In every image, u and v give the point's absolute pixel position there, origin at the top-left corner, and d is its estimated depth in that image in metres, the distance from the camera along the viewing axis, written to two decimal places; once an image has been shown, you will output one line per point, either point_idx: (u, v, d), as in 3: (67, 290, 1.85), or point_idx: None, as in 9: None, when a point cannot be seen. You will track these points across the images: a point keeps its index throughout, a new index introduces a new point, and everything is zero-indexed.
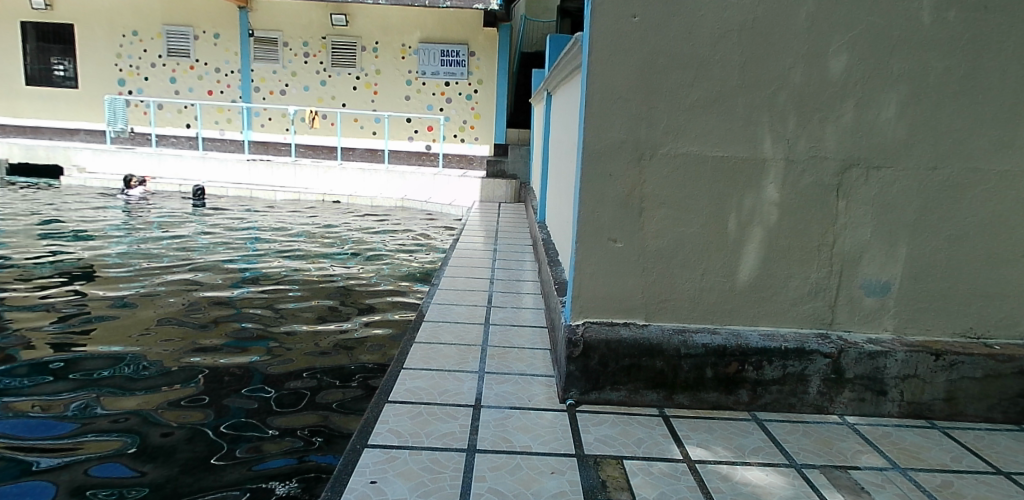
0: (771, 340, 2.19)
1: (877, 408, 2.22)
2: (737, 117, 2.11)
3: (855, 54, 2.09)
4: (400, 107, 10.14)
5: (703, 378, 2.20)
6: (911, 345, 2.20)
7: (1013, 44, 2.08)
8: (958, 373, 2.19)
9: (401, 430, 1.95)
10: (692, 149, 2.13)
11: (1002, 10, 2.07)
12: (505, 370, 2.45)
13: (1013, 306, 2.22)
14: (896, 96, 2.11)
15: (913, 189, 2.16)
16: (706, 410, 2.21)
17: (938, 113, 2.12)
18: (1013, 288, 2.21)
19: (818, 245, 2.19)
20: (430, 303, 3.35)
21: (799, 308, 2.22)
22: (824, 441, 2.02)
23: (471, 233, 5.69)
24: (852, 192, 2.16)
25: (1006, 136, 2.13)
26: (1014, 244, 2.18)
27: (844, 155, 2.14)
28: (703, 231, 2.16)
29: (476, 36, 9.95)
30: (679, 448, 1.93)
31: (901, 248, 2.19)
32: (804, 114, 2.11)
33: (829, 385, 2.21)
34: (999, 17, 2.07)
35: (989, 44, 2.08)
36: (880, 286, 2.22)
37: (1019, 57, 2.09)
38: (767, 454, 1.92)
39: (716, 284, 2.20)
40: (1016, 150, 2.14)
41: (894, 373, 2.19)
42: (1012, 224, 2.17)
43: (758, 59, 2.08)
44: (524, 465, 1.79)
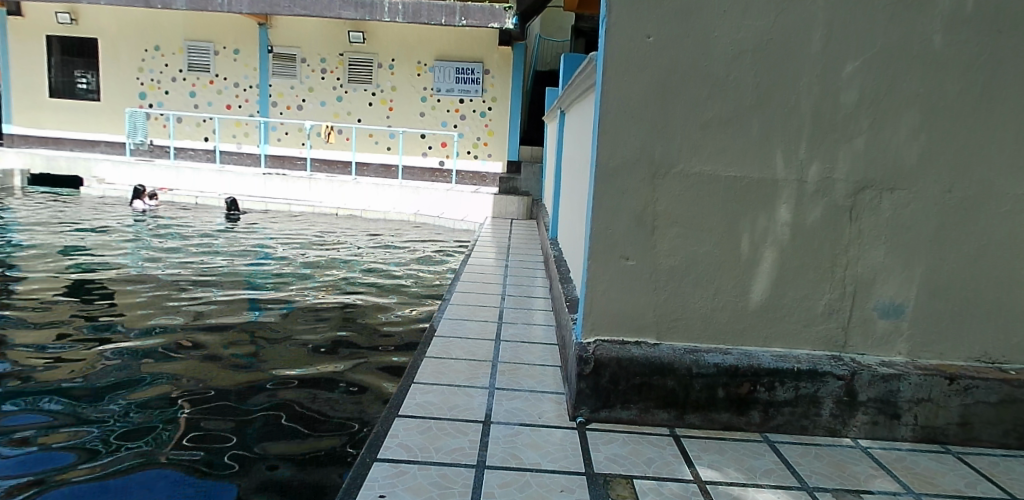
0: (783, 361, 2.17)
1: (891, 432, 2.20)
2: (750, 137, 2.12)
3: (868, 77, 2.10)
4: (414, 122, 10.23)
5: (714, 397, 2.19)
6: (925, 368, 2.18)
7: None
8: (973, 397, 2.16)
9: (411, 444, 1.95)
10: (704, 169, 2.14)
11: (1017, 34, 2.07)
12: (515, 386, 2.45)
13: None
14: (910, 119, 2.12)
15: (927, 211, 2.15)
16: (717, 430, 2.20)
17: (952, 137, 2.12)
18: None
19: (831, 266, 2.18)
20: (441, 318, 3.36)
21: (812, 330, 2.21)
22: (836, 464, 2.00)
23: (484, 249, 5.71)
24: (865, 214, 2.16)
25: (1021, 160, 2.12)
26: None
27: (857, 177, 2.14)
28: (716, 251, 2.17)
29: (492, 54, 10.04)
30: (689, 468, 1.92)
31: (914, 270, 2.18)
32: (817, 135, 2.12)
33: (842, 408, 2.19)
34: (1015, 41, 2.07)
35: (1003, 69, 2.08)
36: (893, 308, 2.20)
37: None
38: (778, 476, 1.91)
39: (728, 303, 2.19)
40: None
41: (908, 396, 2.17)
42: None
43: (771, 81, 2.10)
44: (533, 482, 1.79)
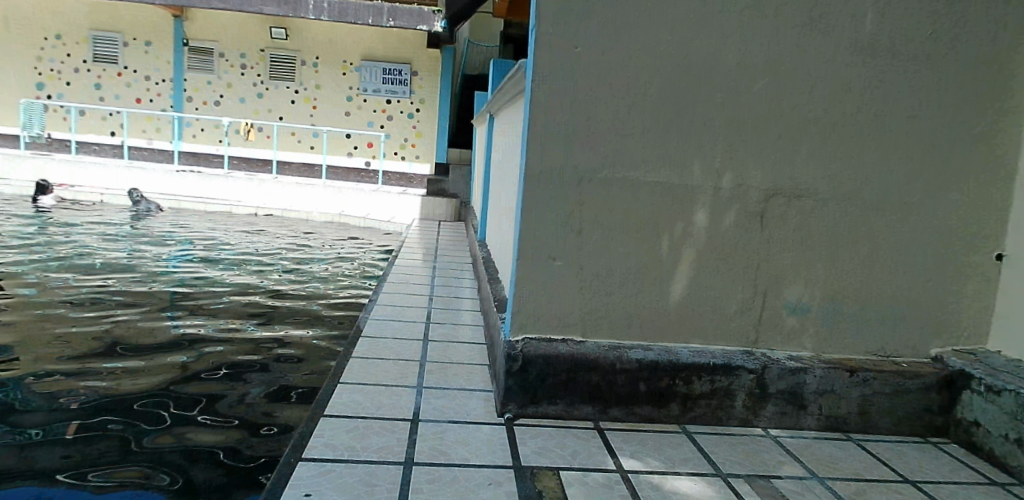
0: (700, 356, 2.28)
1: (798, 421, 2.34)
2: (671, 145, 2.22)
3: (778, 92, 2.24)
4: (339, 122, 10.03)
5: (636, 392, 2.26)
6: (828, 362, 2.35)
7: (917, 90, 2.29)
8: (870, 388, 2.34)
9: (338, 443, 1.92)
10: (628, 174, 2.22)
11: (906, 59, 2.28)
12: (443, 385, 2.45)
13: (913, 327, 2.42)
14: (815, 132, 2.27)
15: (831, 217, 2.32)
16: (640, 423, 2.28)
17: (851, 149, 2.29)
18: (912, 312, 2.41)
19: (745, 267, 2.31)
20: (367, 318, 3.32)
21: (727, 327, 2.33)
22: (748, 452, 2.12)
23: (410, 250, 5.67)
24: (774, 220, 2.30)
25: (911, 173, 2.33)
26: (917, 270, 2.38)
27: (768, 185, 2.28)
28: (639, 252, 2.25)
29: (419, 55, 9.99)
30: (613, 459, 1.98)
31: (819, 271, 2.34)
32: (732, 145, 2.24)
33: (754, 400, 2.31)
34: (905, 65, 2.28)
35: (896, 89, 2.28)
36: (800, 307, 2.36)
37: (921, 102, 2.30)
38: (695, 464, 2.00)
39: (650, 302, 2.28)
40: (919, 186, 2.35)
41: (812, 388, 2.32)
42: (915, 253, 2.37)
43: (690, 93, 2.20)
44: (461, 477, 1.80)
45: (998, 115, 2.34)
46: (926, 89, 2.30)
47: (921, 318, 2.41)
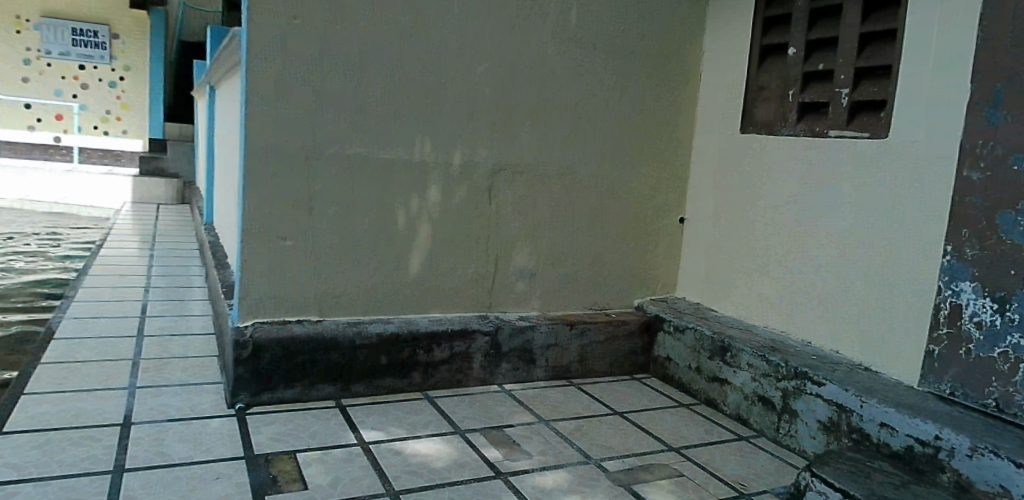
0: (438, 324, 2.36)
1: (530, 374, 2.55)
2: (399, 124, 2.24)
3: (497, 76, 2.38)
4: (17, 90, 8.45)
5: (378, 365, 2.26)
6: (553, 319, 2.61)
7: (609, 76, 2.64)
8: (588, 338, 2.66)
9: (23, 461, 1.62)
10: (357, 151, 2.18)
11: (601, 49, 2.60)
12: (163, 382, 2.19)
13: (617, 285, 2.83)
14: (532, 113, 2.48)
15: (548, 189, 2.57)
16: (383, 395, 2.27)
17: (562, 130, 2.56)
18: (615, 269, 2.81)
19: (477, 237, 2.44)
20: (62, 318, 2.81)
21: (463, 295, 2.46)
22: (485, 408, 2.25)
23: (119, 237, 4.97)
24: (502, 193, 2.47)
25: (609, 150, 2.70)
26: (617, 231, 2.78)
27: (494, 161, 2.43)
28: (373, 228, 2.24)
29: (120, 17, 8.70)
30: (353, 433, 1.96)
31: (542, 238, 2.59)
32: (459, 125, 2.34)
33: (490, 359, 2.46)
34: (599, 55, 2.60)
35: (594, 75, 2.60)
36: (528, 272, 2.58)
37: (613, 88, 2.66)
38: (436, 425, 2.07)
39: (387, 276, 2.30)
40: (617, 160, 2.73)
41: (541, 343, 2.55)
42: (615, 219, 2.77)
43: (415, 72, 2.23)
44: (184, 476, 1.64)
45: (675, 103, 2.84)
46: (617, 77, 2.66)
47: (621, 275, 2.83)
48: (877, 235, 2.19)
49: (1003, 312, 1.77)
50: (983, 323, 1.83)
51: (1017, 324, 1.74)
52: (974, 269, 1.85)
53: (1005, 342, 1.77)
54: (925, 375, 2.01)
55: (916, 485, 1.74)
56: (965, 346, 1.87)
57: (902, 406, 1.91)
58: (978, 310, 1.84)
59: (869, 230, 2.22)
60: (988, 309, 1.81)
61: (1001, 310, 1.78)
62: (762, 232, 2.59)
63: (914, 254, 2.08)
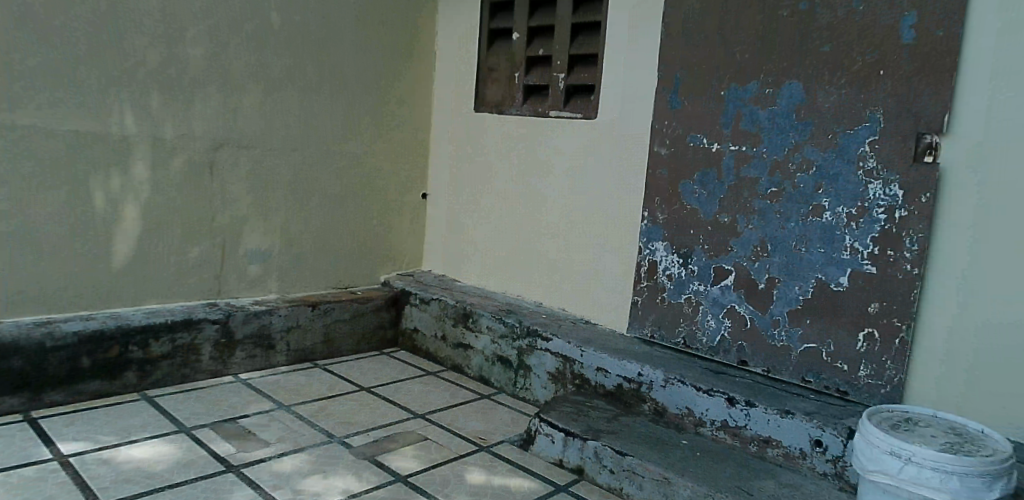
0: (154, 318, 2.84)
1: (269, 360, 3.23)
2: (91, 90, 2.66)
3: (208, 49, 2.99)
4: None
5: (78, 366, 2.62)
6: (294, 303, 3.34)
7: (311, 49, 3.39)
8: (331, 317, 3.46)
9: None
10: (38, 122, 2.55)
11: (305, 34, 3.35)
12: None
13: (351, 263, 3.73)
14: (252, 90, 3.18)
15: (275, 161, 3.31)
16: (90, 398, 2.66)
17: (285, 108, 3.32)
18: (347, 247, 3.70)
19: (199, 215, 3.06)
20: None
21: (185, 284, 3.05)
22: (214, 402, 2.76)
23: None
24: (222, 169, 3.11)
25: (329, 133, 3.52)
26: (340, 192, 3.61)
27: (213, 137, 3.06)
28: (67, 199, 2.65)
29: None
30: (46, 447, 2.24)
31: (272, 214, 3.34)
32: (167, 94, 2.89)
33: (220, 349, 3.04)
34: (305, 35, 3.35)
35: (303, 56, 3.36)
36: (260, 254, 3.32)
37: (319, 61, 3.42)
38: (153, 427, 2.46)
39: (92, 269, 2.74)
40: (339, 145, 3.58)
41: (279, 327, 3.24)
42: (342, 200, 3.63)
43: (108, 42, 2.69)
44: None
45: (390, 103, 3.79)
46: (324, 58, 3.45)
47: (350, 254, 3.72)
48: (588, 207, 3.26)
49: (686, 265, 2.90)
50: (672, 275, 2.94)
51: (696, 275, 2.87)
52: (663, 231, 2.97)
53: (690, 288, 2.89)
54: (631, 323, 3.11)
55: (623, 415, 2.73)
56: (660, 294, 2.99)
57: (610, 350, 2.90)
58: (669, 265, 2.96)
59: (574, 200, 3.31)
60: (676, 264, 2.93)
61: (685, 264, 2.90)
62: (529, 207, 3.52)
63: (609, 223, 3.18)
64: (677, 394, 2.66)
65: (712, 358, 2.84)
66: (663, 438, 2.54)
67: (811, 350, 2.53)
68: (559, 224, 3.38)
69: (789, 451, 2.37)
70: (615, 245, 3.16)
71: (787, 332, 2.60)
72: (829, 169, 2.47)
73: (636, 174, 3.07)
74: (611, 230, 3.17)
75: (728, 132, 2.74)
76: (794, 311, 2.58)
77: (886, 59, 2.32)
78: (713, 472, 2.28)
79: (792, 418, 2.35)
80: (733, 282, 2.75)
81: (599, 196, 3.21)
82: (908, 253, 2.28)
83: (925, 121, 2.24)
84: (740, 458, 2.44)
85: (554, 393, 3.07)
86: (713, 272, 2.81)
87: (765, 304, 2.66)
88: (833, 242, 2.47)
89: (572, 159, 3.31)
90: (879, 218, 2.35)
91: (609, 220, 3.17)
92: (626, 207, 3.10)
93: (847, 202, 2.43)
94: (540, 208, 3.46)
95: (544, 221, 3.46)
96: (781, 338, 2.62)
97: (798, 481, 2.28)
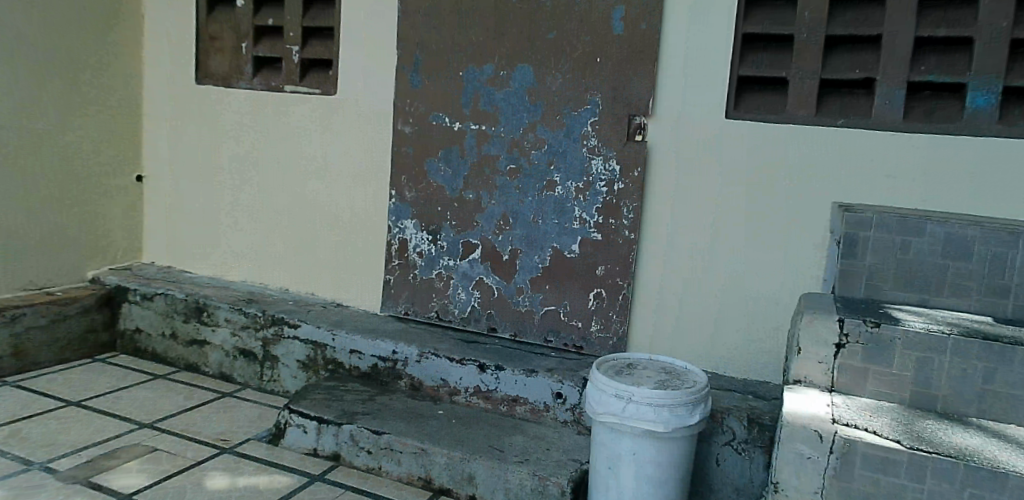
0: None
1: None
2: None
3: None
4: None
5: None
6: None
7: None
8: (24, 324, 3.41)
9: None
10: None
11: None
12: None
13: (45, 259, 3.71)
14: None
15: None
16: None
17: None
18: (37, 242, 3.66)
19: None
20: None
21: None
22: None
23: None
24: None
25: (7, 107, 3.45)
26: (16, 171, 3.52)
27: None
28: None
29: None
30: None
31: None
32: None
33: None
34: None
35: None
36: None
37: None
38: None
39: None
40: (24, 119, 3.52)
41: None
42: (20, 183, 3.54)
43: None
44: None
45: (83, 85, 3.79)
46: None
47: (38, 249, 3.67)
48: (326, 187, 3.71)
49: (436, 242, 3.42)
50: (423, 252, 3.46)
51: (445, 251, 3.40)
52: (410, 209, 3.47)
53: (440, 264, 3.42)
54: (386, 301, 3.59)
55: (379, 394, 3.15)
56: (412, 272, 3.50)
57: (364, 334, 3.29)
58: (419, 242, 3.47)
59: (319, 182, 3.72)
60: (427, 241, 3.45)
61: (434, 241, 3.42)
62: (273, 187, 3.85)
63: (352, 206, 3.65)
64: (433, 367, 3.13)
65: (465, 327, 3.39)
66: (421, 411, 3.00)
67: (550, 312, 3.18)
68: (299, 207, 3.79)
69: (535, 406, 2.93)
70: (362, 231, 3.63)
71: (530, 298, 3.22)
72: (558, 147, 3.11)
73: (384, 154, 3.54)
74: (337, 220, 3.69)
75: (469, 112, 3.28)
76: (534, 278, 3.21)
77: (602, 48, 2.99)
78: (467, 437, 2.76)
79: (537, 376, 2.91)
80: (480, 254, 3.32)
81: (336, 179, 3.67)
82: (625, 221, 3.00)
83: (636, 106, 2.96)
84: (491, 418, 2.96)
85: (304, 382, 3.41)
86: (461, 247, 3.36)
87: (510, 275, 3.26)
88: (563, 213, 3.12)
89: (313, 153, 3.72)
90: (601, 191, 3.04)
91: (341, 206, 3.68)
92: (363, 193, 3.61)
93: (574, 176, 3.09)
94: (286, 190, 3.82)
95: (282, 213, 3.84)
96: (525, 303, 3.23)
97: (544, 430, 2.86)
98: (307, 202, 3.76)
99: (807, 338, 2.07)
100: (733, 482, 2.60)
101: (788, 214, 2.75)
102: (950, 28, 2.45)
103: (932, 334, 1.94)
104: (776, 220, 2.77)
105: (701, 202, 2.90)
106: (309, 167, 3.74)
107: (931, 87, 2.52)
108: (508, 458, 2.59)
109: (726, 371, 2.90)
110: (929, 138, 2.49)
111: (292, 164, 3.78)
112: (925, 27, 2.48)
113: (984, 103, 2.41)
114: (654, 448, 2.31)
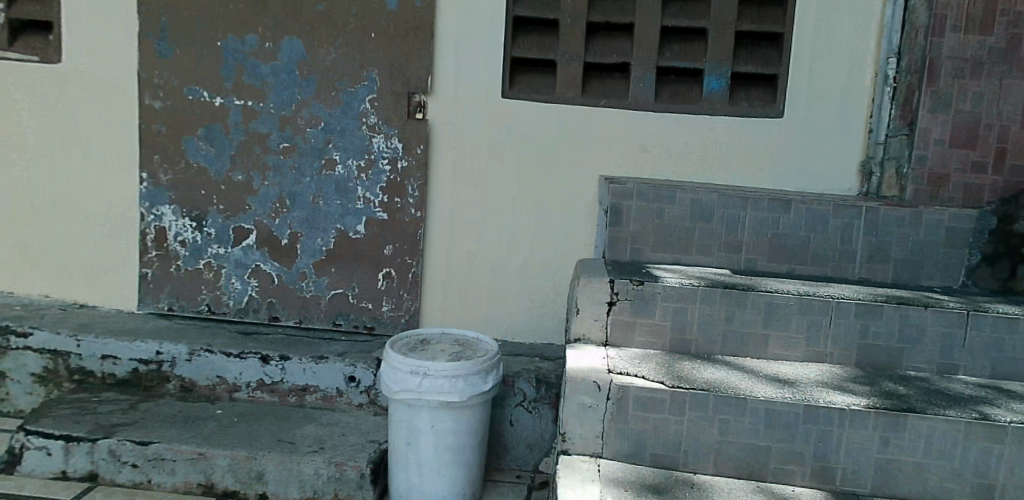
0: None
1: None
2: None
3: None
4: None
5: None
6: None
7: None
8: None
9: None
10: None
11: None
12: None
13: None
14: None
15: None
16: None
17: None
18: None
19: None
20: None
21: None
22: None
23: None
24: None
25: None
26: None
27: None
28: None
29: None
30: None
31: None
32: None
33: None
34: None
35: None
36: None
37: None
38: None
39: None
40: None
41: None
42: None
43: None
44: None
45: None
46: None
47: None
48: (53, 169, 3.17)
49: (201, 229, 3.10)
50: (186, 241, 3.12)
51: (213, 238, 3.10)
52: (166, 194, 3.10)
53: (207, 253, 3.11)
54: (143, 299, 3.18)
55: (143, 402, 2.80)
56: (174, 263, 3.14)
57: (118, 337, 2.90)
58: (180, 231, 3.11)
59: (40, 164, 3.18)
60: (190, 229, 3.11)
61: (199, 228, 3.10)
62: None
63: (91, 192, 3.17)
64: (207, 365, 2.86)
65: (243, 319, 3.14)
66: (195, 414, 2.73)
67: (338, 295, 3.08)
68: (17, 194, 3.20)
69: (327, 393, 2.82)
70: (107, 221, 3.18)
71: (314, 283, 3.08)
72: (335, 124, 2.99)
73: (128, 132, 3.12)
74: (74, 207, 3.18)
75: (231, 86, 3.01)
76: (317, 262, 3.07)
77: (375, 23, 2.93)
78: (252, 434, 2.58)
79: (327, 363, 2.81)
80: (256, 240, 3.09)
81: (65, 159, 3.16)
82: (410, 199, 3.00)
83: (414, 84, 2.95)
84: (279, 412, 2.79)
85: (41, 399, 2.90)
86: (232, 233, 3.09)
87: (291, 260, 3.08)
88: (345, 192, 3.02)
89: (31, 130, 3.15)
90: (384, 169, 2.99)
91: (76, 192, 3.17)
92: (103, 176, 3.15)
93: (355, 155, 2.99)
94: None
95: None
96: (310, 289, 3.09)
97: (339, 417, 2.77)
98: (29, 184, 3.19)
99: (584, 300, 2.27)
100: (526, 439, 2.76)
101: (560, 187, 2.97)
102: (687, 20, 2.90)
103: (684, 288, 2.23)
104: (550, 192, 2.98)
105: (481, 178, 3.00)
106: (25, 146, 3.16)
107: (675, 72, 2.96)
108: (301, 450, 2.49)
109: (515, 338, 3.06)
110: (670, 118, 2.91)
111: (5, 144, 3.18)
112: (668, 18, 2.90)
113: (717, 87, 2.91)
114: (451, 418, 2.37)
